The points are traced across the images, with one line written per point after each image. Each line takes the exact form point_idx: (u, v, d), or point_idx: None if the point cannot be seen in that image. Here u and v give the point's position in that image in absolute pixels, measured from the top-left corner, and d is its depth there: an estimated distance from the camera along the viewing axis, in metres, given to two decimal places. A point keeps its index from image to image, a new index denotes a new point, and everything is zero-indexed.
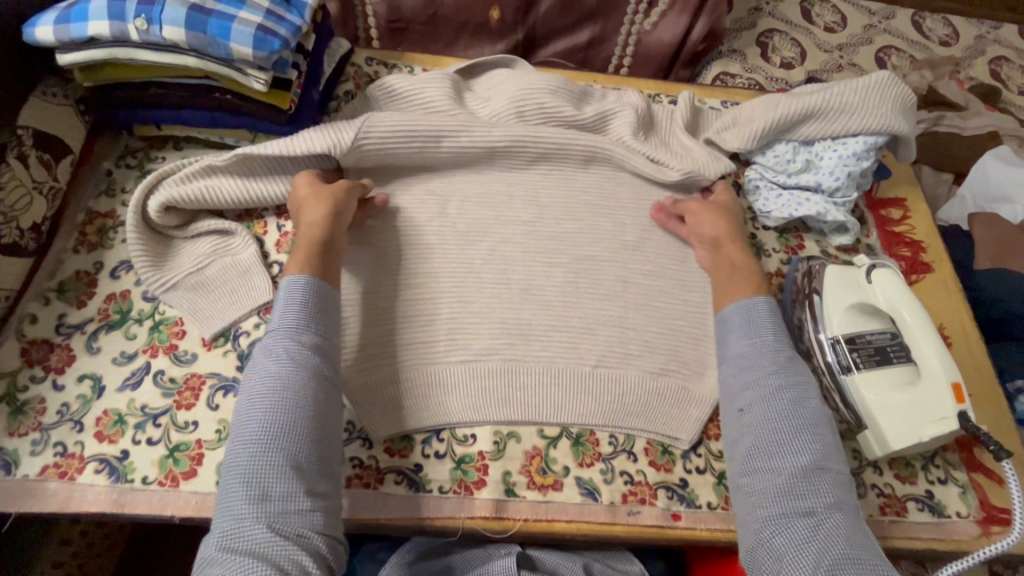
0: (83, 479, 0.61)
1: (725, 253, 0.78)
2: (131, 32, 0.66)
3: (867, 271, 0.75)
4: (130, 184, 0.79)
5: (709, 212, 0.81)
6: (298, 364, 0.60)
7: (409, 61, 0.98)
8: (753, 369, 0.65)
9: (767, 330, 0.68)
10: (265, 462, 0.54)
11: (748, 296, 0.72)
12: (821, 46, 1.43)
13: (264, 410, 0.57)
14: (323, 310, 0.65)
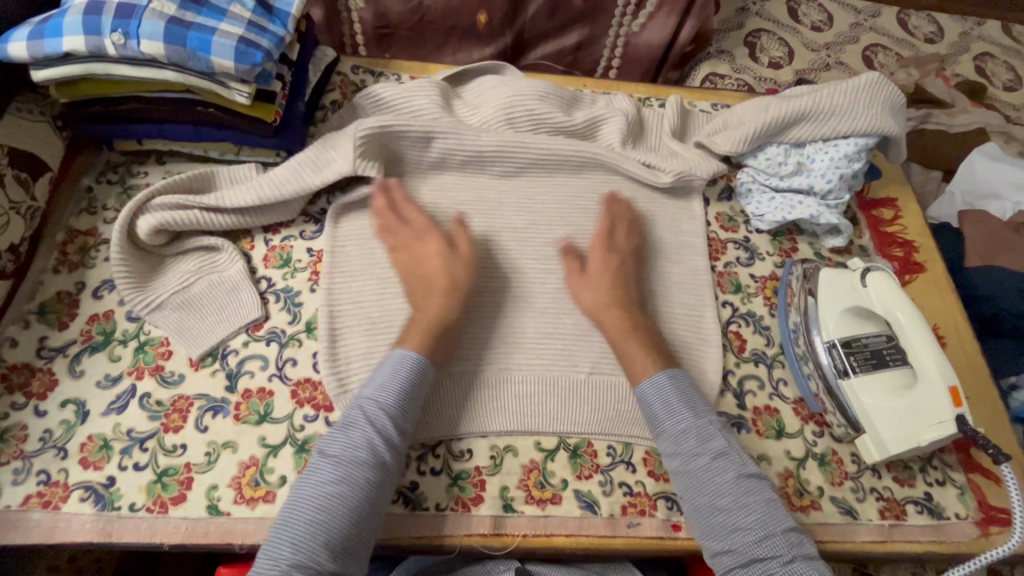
0: (68, 509, 0.59)
1: (603, 314, 0.72)
2: (108, 46, 0.64)
3: (863, 276, 0.75)
4: (111, 200, 0.77)
5: (595, 271, 0.75)
6: (375, 433, 0.59)
7: (396, 69, 0.97)
8: (681, 429, 0.64)
9: (678, 395, 0.66)
10: (326, 500, 0.55)
11: (665, 369, 0.68)
12: (809, 45, 1.44)
13: (329, 475, 0.57)
14: (423, 376, 0.64)
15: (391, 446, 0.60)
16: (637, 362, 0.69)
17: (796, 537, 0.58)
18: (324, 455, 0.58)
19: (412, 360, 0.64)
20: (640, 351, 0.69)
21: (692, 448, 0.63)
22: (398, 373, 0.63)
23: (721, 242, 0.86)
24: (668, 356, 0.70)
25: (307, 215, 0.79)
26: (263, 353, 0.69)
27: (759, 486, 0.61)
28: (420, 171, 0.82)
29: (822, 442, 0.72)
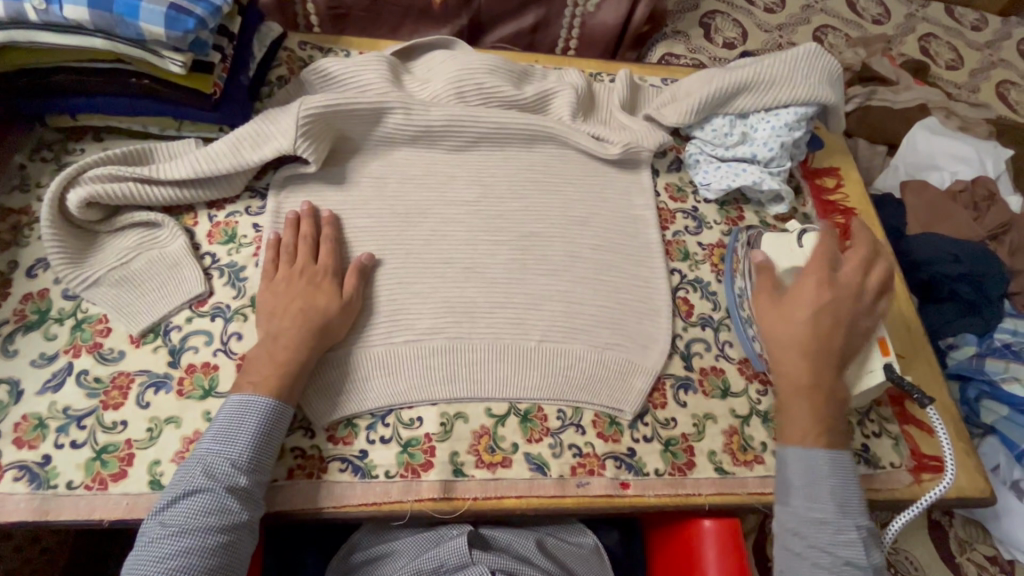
0: (2, 488, 0.58)
1: (789, 365, 0.68)
2: (29, 11, 0.62)
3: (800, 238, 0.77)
4: (45, 177, 0.75)
5: (806, 300, 0.69)
6: (222, 493, 0.56)
7: (345, 46, 0.96)
8: (819, 519, 0.62)
9: (830, 484, 0.63)
10: (169, 570, 0.52)
11: (828, 447, 0.65)
12: (762, 26, 1.47)
13: (172, 548, 0.53)
14: (275, 422, 0.60)
15: (243, 502, 0.57)
16: (797, 426, 0.66)
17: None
18: (160, 525, 0.54)
19: (258, 405, 0.60)
20: (808, 416, 0.65)
21: (822, 537, 0.61)
22: (241, 423, 0.59)
23: (669, 212, 0.87)
24: (837, 429, 0.66)
25: (253, 190, 0.78)
26: (207, 328, 0.68)
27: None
28: (368, 145, 0.82)
29: (765, 400, 0.75)
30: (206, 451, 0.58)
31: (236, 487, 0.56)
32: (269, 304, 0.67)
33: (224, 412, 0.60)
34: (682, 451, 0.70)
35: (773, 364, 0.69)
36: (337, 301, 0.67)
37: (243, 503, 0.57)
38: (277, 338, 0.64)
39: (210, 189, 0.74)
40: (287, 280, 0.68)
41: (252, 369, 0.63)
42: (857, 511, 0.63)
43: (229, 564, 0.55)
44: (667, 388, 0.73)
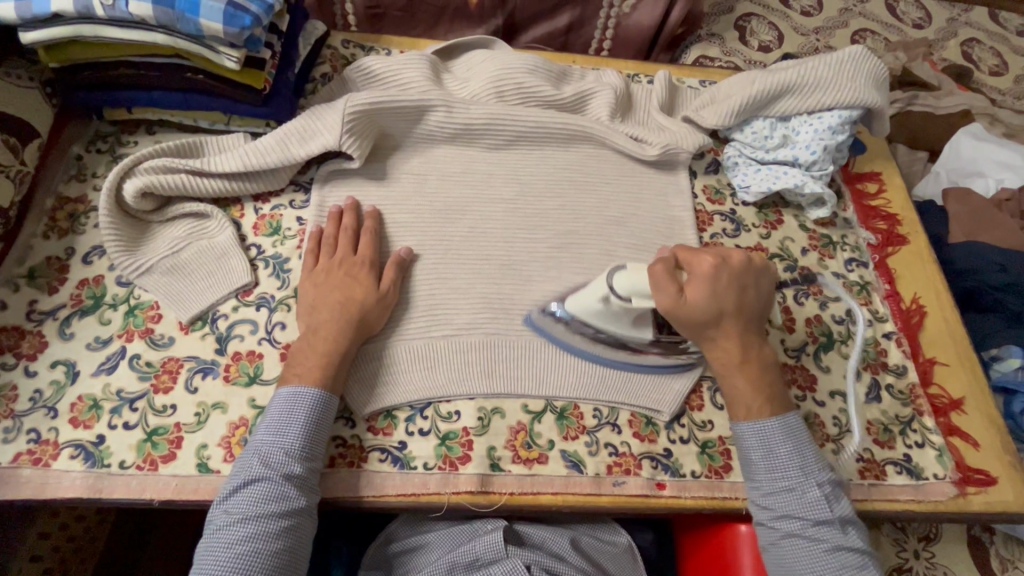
0: (59, 466, 0.60)
1: (722, 344, 0.67)
2: (96, 7, 0.65)
3: (616, 297, 0.67)
4: (101, 168, 0.77)
5: (699, 301, 0.65)
6: (279, 482, 0.57)
7: (386, 44, 0.97)
8: (785, 486, 0.62)
9: (797, 491, 0.62)
10: (236, 556, 0.54)
11: (777, 415, 0.65)
12: (798, 29, 1.45)
13: (240, 534, 0.55)
14: (323, 412, 0.62)
15: (299, 489, 0.58)
16: (744, 401, 0.66)
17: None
18: (224, 514, 0.56)
19: (307, 396, 0.61)
20: (749, 389, 0.66)
21: (791, 503, 0.62)
22: (292, 415, 0.60)
23: (707, 214, 0.87)
24: (781, 398, 0.67)
25: (297, 184, 0.79)
26: (253, 317, 0.70)
27: (856, 561, 0.60)
28: (409, 142, 0.83)
29: (804, 405, 0.74)
30: (261, 442, 0.59)
31: (292, 475, 0.58)
32: (311, 297, 0.68)
33: (274, 405, 0.61)
34: (719, 454, 0.69)
35: (702, 345, 0.68)
36: (374, 294, 0.68)
37: (300, 489, 0.58)
38: (318, 331, 0.65)
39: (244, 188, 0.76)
40: (327, 275, 0.69)
41: (296, 363, 0.64)
42: (819, 474, 0.63)
43: (294, 547, 0.57)
44: (704, 391, 0.73)
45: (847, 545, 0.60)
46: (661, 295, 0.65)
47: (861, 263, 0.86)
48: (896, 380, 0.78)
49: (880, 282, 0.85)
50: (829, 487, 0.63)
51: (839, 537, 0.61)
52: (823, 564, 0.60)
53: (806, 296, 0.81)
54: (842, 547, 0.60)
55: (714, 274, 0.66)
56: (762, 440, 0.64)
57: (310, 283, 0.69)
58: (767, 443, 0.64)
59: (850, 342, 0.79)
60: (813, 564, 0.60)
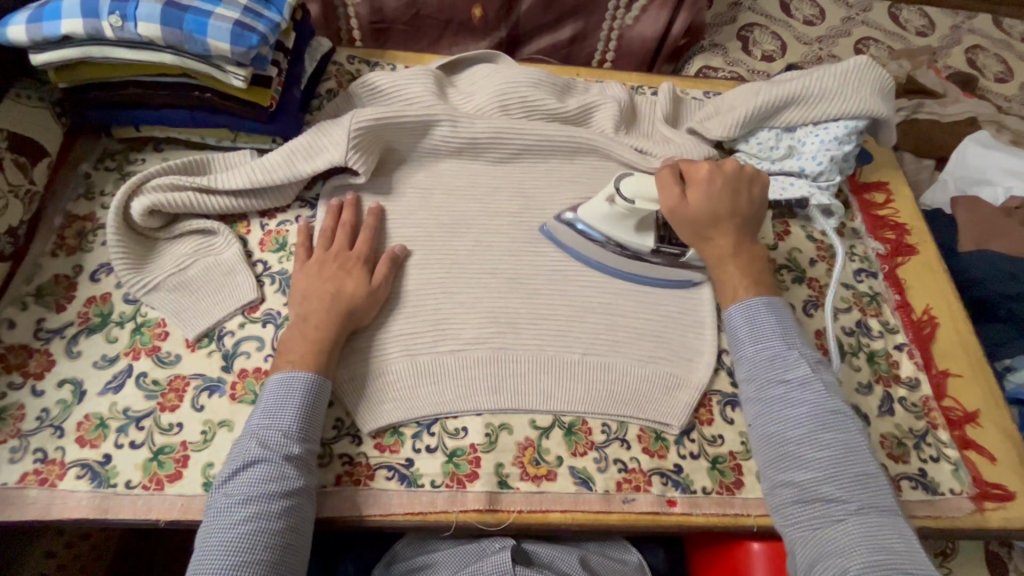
0: (65, 485, 0.60)
1: (716, 238, 0.72)
2: (105, 29, 0.65)
3: (622, 199, 0.71)
4: (109, 186, 0.78)
5: (697, 202, 0.71)
6: (278, 462, 0.57)
7: (390, 59, 0.98)
8: (770, 354, 0.65)
9: (779, 355, 0.64)
10: (238, 532, 0.53)
11: (763, 295, 0.69)
12: (801, 38, 1.45)
13: (240, 514, 0.54)
14: (317, 394, 0.62)
15: (298, 469, 0.58)
16: (733, 287, 0.70)
17: (872, 485, 0.57)
18: (224, 496, 0.56)
19: (301, 379, 0.62)
20: (739, 275, 0.70)
21: (775, 372, 0.63)
22: (287, 399, 0.61)
23: None
24: (769, 284, 0.71)
25: (303, 201, 0.80)
26: (259, 334, 0.69)
27: (840, 421, 0.60)
28: (414, 157, 0.83)
29: None
30: (257, 426, 0.59)
31: (291, 455, 0.58)
32: (303, 287, 0.69)
33: (269, 389, 0.62)
34: (730, 469, 0.68)
35: (699, 246, 0.73)
36: (364, 289, 0.69)
37: (299, 469, 0.58)
38: (310, 321, 0.66)
39: (248, 207, 0.76)
40: (319, 268, 0.70)
41: (287, 350, 0.64)
42: (801, 346, 0.65)
43: (295, 527, 0.56)
44: (713, 405, 0.72)
45: (832, 407, 0.61)
46: (663, 195, 0.71)
47: (869, 273, 0.86)
48: (909, 393, 0.76)
49: (890, 293, 0.84)
50: (812, 355, 0.64)
51: (825, 399, 0.61)
52: (809, 423, 0.60)
53: (815, 307, 0.81)
54: (827, 408, 0.60)
55: (711, 176, 0.72)
56: (747, 318, 0.67)
57: (305, 275, 0.70)
58: (753, 325, 0.67)
59: (860, 354, 0.78)
60: (796, 425, 0.60)
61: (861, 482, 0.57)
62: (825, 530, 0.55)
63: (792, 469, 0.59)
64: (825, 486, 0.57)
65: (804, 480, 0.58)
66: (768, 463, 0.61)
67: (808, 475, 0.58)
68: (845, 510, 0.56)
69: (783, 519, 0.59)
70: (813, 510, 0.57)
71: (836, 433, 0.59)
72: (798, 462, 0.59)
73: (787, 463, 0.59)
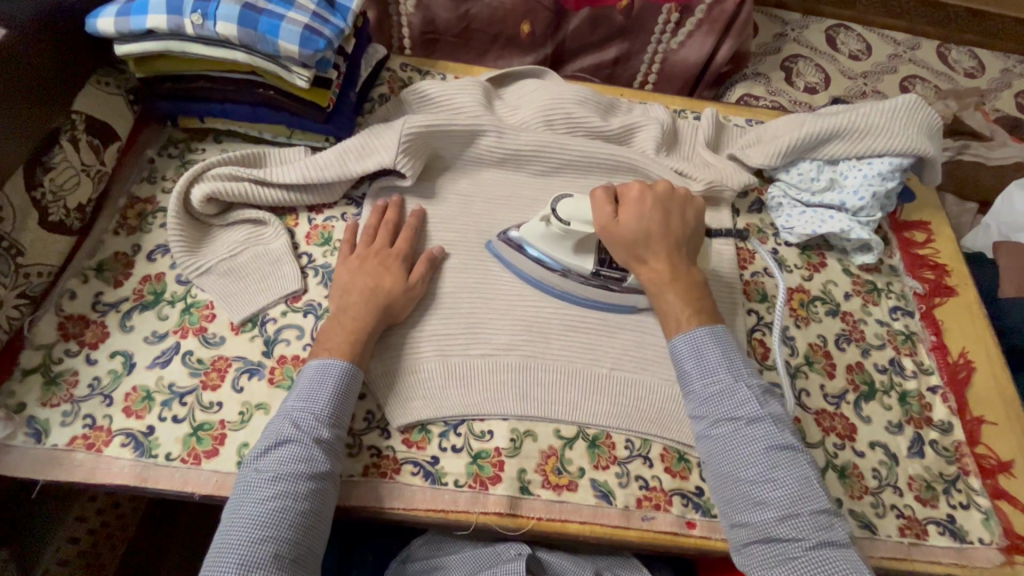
0: (110, 452, 0.63)
1: (652, 263, 0.71)
2: (187, 26, 0.70)
3: (557, 219, 0.72)
4: (170, 172, 0.82)
5: (629, 222, 0.71)
6: (309, 444, 0.59)
7: (441, 69, 1.02)
8: (717, 389, 0.64)
9: (717, 389, 0.64)
10: (264, 509, 0.55)
11: (707, 324, 0.68)
12: (846, 73, 1.45)
13: (270, 491, 0.56)
14: (350, 381, 0.64)
15: (326, 453, 0.60)
16: (674, 315, 0.69)
17: (825, 520, 0.57)
18: (254, 472, 0.58)
19: (335, 367, 0.64)
20: (680, 303, 0.69)
21: (725, 407, 0.63)
22: (322, 385, 0.63)
23: (749, 251, 0.86)
24: (711, 312, 0.69)
25: (349, 199, 0.83)
26: (300, 323, 0.72)
27: (788, 458, 0.59)
28: (458, 164, 0.86)
29: (843, 454, 0.72)
30: (291, 408, 0.62)
31: (321, 439, 0.60)
32: (345, 281, 0.71)
33: (306, 374, 0.64)
34: None
35: (636, 270, 0.72)
36: (402, 285, 0.71)
37: (327, 453, 0.60)
38: (348, 314, 0.68)
39: (299, 201, 0.80)
40: (360, 262, 0.73)
41: (326, 338, 0.67)
42: (748, 376, 0.64)
43: (318, 510, 0.57)
44: None
45: (779, 442, 0.60)
46: (596, 214, 0.71)
47: (905, 312, 0.85)
48: (940, 437, 0.75)
49: (926, 333, 0.83)
50: (759, 388, 0.64)
51: (773, 435, 0.60)
52: (759, 461, 0.59)
53: (847, 341, 0.80)
54: (774, 445, 0.60)
55: (643, 201, 0.72)
56: (697, 352, 0.66)
57: (348, 270, 0.72)
58: (699, 360, 0.66)
59: (892, 393, 0.77)
60: (746, 464, 0.60)
61: (815, 519, 0.57)
62: (785, 566, 0.56)
63: (747, 510, 0.59)
64: (781, 525, 0.57)
65: (758, 519, 0.58)
66: (724, 503, 0.61)
67: (763, 515, 0.58)
68: (800, 549, 0.56)
69: (742, 557, 0.59)
70: (770, 550, 0.57)
71: (785, 470, 0.59)
72: (752, 503, 0.59)
73: (741, 504, 0.59)
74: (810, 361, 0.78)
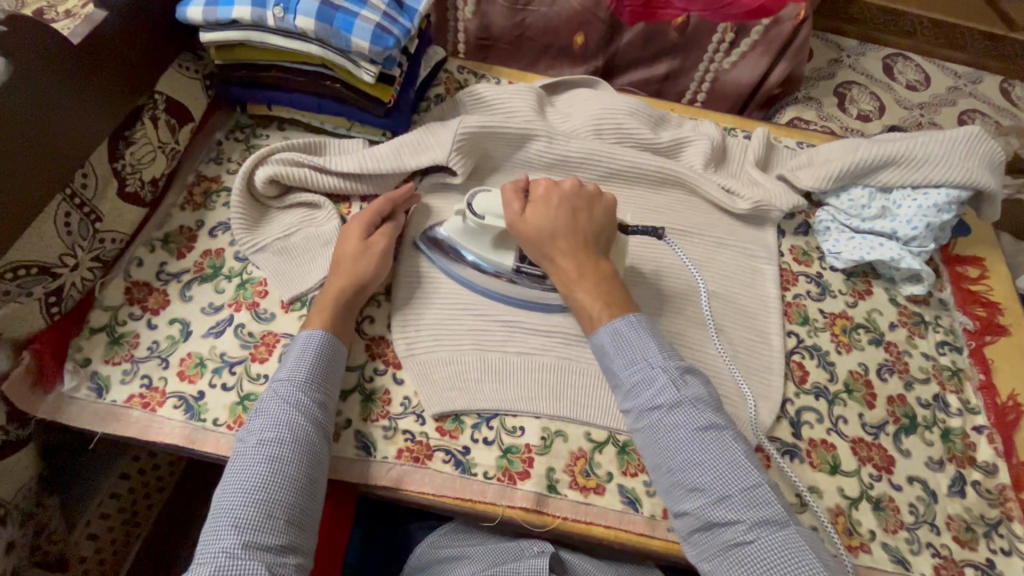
0: (163, 413, 0.66)
1: (560, 260, 0.69)
2: (269, 18, 0.74)
3: (472, 213, 0.72)
4: (235, 155, 0.86)
5: (536, 219, 0.70)
6: (287, 408, 0.60)
7: (496, 74, 1.04)
8: (635, 379, 0.62)
9: (628, 380, 0.63)
10: (253, 472, 0.56)
11: (620, 313, 0.66)
12: (902, 103, 1.42)
13: (257, 456, 0.58)
14: (333, 352, 0.66)
15: (311, 419, 0.61)
16: (588, 309, 0.67)
17: (762, 499, 0.55)
18: (243, 441, 0.60)
19: (314, 338, 0.66)
20: (591, 299, 0.67)
21: (643, 395, 0.61)
22: (303, 355, 0.64)
23: (792, 273, 0.86)
24: (626, 299, 0.68)
25: None
26: None
27: (712, 439, 0.58)
28: (507, 166, 0.88)
29: (879, 486, 0.70)
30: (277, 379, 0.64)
31: (299, 403, 0.61)
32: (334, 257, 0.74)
33: (293, 347, 0.66)
34: None
35: (547, 268, 0.71)
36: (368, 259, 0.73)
37: (311, 419, 0.61)
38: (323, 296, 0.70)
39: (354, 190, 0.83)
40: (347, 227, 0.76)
41: None
42: (665, 360, 0.62)
43: (309, 472, 0.59)
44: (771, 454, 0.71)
45: (702, 424, 0.58)
46: (504, 210, 0.71)
47: (953, 347, 0.82)
48: (984, 478, 0.73)
49: (974, 371, 0.81)
50: (676, 370, 0.62)
51: (695, 418, 0.59)
52: (685, 445, 0.58)
53: (889, 372, 0.79)
54: (700, 427, 0.58)
55: (549, 197, 0.71)
56: (611, 341, 0.65)
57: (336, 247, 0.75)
58: (612, 349, 0.64)
59: (934, 429, 0.75)
60: (672, 452, 0.58)
61: (746, 497, 0.55)
62: (727, 555, 0.54)
63: (684, 497, 0.57)
64: (716, 510, 0.55)
65: (696, 506, 0.56)
66: (664, 493, 0.59)
67: (698, 501, 0.56)
68: (741, 532, 0.54)
69: (690, 547, 0.57)
70: (710, 536, 0.56)
71: (711, 452, 0.57)
72: (686, 491, 0.57)
73: (679, 492, 0.58)
74: (849, 389, 0.76)
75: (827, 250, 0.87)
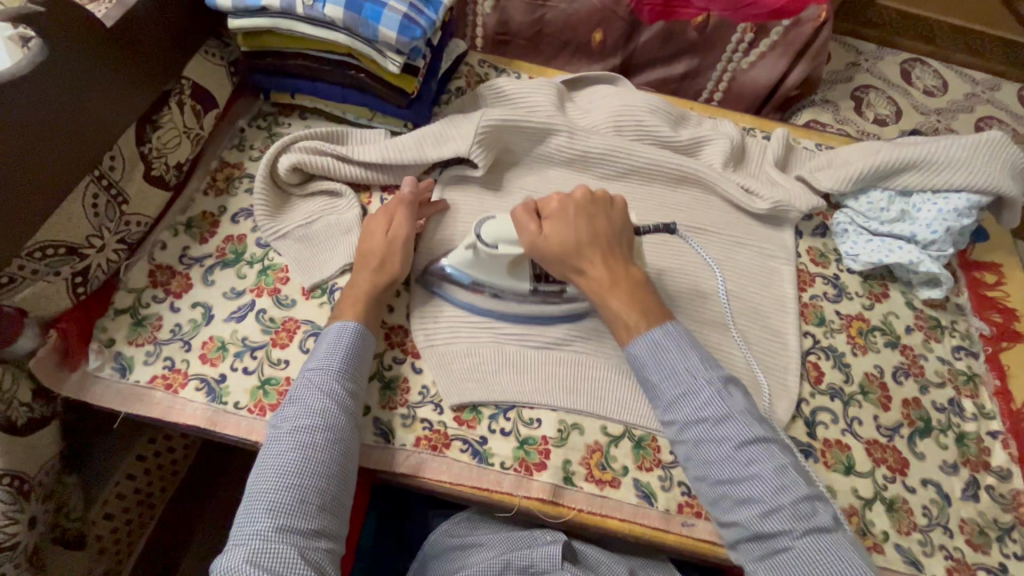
0: (185, 394, 0.67)
1: (589, 272, 0.68)
2: (297, 6, 0.74)
3: (483, 244, 0.69)
4: (258, 142, 0.87)
5: (559, 235, 0.69)
6: (321, 398, 0.61)
7: (516, 68, 1.04)
8: (677, 394, 0.63)
9: (671, 394, 0.63)
10: (286, 459, 0.57)
11: (655, 324, 0.66)
12: (920, 108, 1.41)
13: (290, 443, 0.58)
14: (364, 343, 0.67)
15: (342, 408, 0.62)
16: (621, 320, 0.67)
17: (807, 508, 0.56)
18: (276, 429, 0.60)
19: (346, 330, 0.66)
20: (626, 309, 0.67)
21: (689, 409, 0.62)
22: (335, 345, 0.65)
23: (809, 274, 0.86)
24: (659, 309, 0.68)
25: None
26: None
27: (760, 452, 0.58)
28: (527, 160, 0.88)
29: (893, 487, 0.70)
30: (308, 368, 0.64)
31: (332, 393, 0.62)
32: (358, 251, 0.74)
33: (324, 337, 0.67)
34: None
35: (575, 281, 0.70)
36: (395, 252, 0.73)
37: (342, 408, 0.62)
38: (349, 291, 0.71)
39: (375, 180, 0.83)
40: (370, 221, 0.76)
41: None
42: (708, 372, 0.63)
43: (341, 460, 0.59)
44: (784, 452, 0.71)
45: (749, 438, 0.59)
46: (520, 232, 0.69)
47: (969, 352, 0.82)
48: (998, 483, 0.73)
49: (990, 377, 0.81)
50: (720, 382, 0.62)
51: (739, 429, 0.59)
52: (735, 458, 0.58)
53: (905, 375, 0.79)
54: (745, 440, 0.59)
55: (566, 207, 0.70)
56: (647, 351, 0.65)
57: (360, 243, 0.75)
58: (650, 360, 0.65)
59: (948, 433, 0.75)
60: (716, 463, 0.59)
61: (793, 506, 0.56)
62: (773, 563, 0.55)
63: (733, 508, 0.58)
64: (766, 521, 0.56)
65: (746, 517, 0.57)
66: (711, 503, 0.60)
67: (747, 510, 0.57)
68: (790, 540, 0.55)
69: (739, 555, 0.59)
70: (759, 545, 0.57)
71: (758, 464, 0.58)
72: (735, 502, 0.58)
73: (726, 504, 0.59)
74: (864, 391, 0.76)
75: (845, 252, 0.87)
